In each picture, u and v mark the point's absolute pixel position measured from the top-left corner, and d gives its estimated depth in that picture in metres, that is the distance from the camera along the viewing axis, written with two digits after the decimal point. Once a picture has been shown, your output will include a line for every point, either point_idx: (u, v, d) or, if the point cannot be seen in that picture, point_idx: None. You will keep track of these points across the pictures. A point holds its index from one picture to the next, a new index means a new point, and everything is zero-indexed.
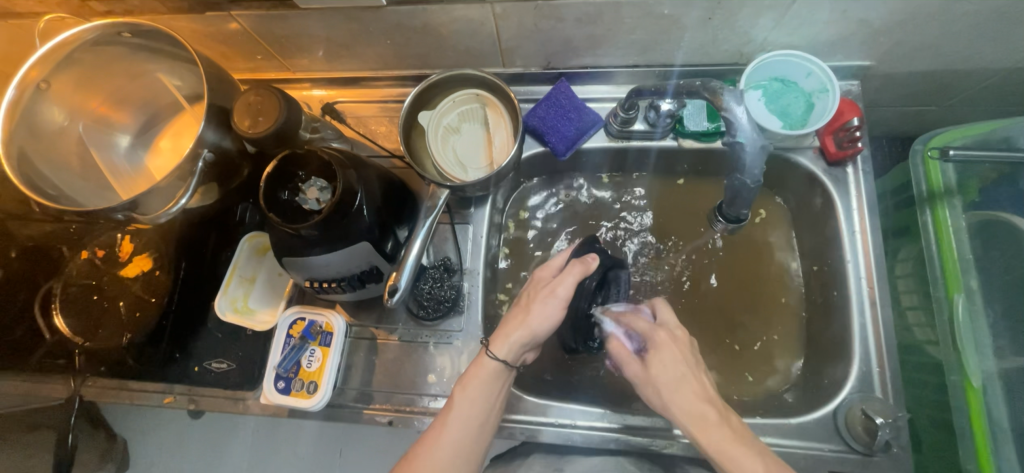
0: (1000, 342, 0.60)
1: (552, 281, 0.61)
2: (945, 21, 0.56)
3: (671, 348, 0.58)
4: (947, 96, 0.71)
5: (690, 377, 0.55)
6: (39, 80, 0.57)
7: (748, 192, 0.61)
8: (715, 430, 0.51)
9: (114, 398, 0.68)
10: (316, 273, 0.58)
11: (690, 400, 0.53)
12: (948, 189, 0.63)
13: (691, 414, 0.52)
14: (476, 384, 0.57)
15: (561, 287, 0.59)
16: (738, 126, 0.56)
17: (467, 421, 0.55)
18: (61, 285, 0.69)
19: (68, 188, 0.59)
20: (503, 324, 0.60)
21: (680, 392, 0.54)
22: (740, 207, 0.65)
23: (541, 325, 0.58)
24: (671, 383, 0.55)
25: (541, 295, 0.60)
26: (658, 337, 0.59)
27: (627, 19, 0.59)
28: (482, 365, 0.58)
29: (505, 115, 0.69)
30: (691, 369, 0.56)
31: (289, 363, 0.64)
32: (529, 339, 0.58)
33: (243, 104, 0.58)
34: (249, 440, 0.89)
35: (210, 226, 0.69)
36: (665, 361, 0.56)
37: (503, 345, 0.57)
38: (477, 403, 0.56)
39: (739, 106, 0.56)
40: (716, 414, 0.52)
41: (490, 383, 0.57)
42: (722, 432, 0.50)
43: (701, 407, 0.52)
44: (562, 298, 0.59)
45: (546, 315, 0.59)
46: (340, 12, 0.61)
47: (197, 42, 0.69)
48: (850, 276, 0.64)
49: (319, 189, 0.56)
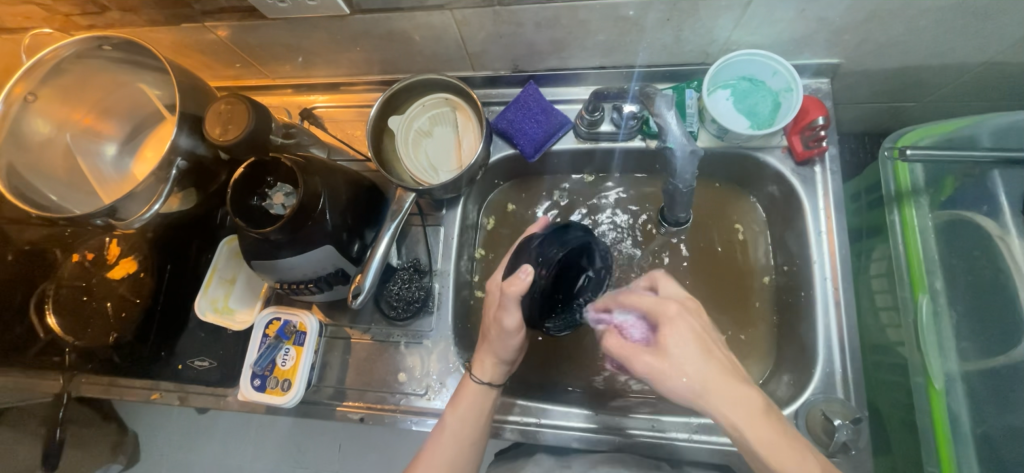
0: (963, 345, 0.60)
1: (498, 311, 0.56)
2: (908, 17, 0.55)
3: (689, 323, 0.50)
4: (923, 92, 0.70)
5: (716, 354, 0.49)
6: (26, 94, 0.60)
7: (683, 195, 0.63)
8: (766, 424, 0.45)
9: (105, 394, 0.72)
10: (284, 276, 0.60)
11: (720, 380, 0.47)
12: (915, 189, 0.63)
13: (732, 397, 0.46)
14: (466, 404, 0.58)
15: (506, 319, 0.55)
16: (668, 132, 0.58)
17: (457, 441, 0.57)
18: (53, 286, 0.73)
19: (61, 198, 0.62)
20: (481, 346, 0.60)
21: (711, 373, 0.47)
22: (678, 210, 0.66)
23: (505, 352, 0.57)
24: (697, 363, 0.48)
25: (495, 333, 0.57)
26: (675, 309, 0.50)
27: (587, 23, 0.59)
28: (468, 390, 0.59)
29: (473, 119, 0.70)
30: (709, 344, 0.49)
31: (265, 362, 0.66)
32: (501, 361, 0.58)
33: (214, 112, 0.60)
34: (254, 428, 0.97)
35: (191, 230, 0.72)
36: (683, 339, 0.49)
37: (483, 368, 0.59)
38: (469, 423, 0.57)
39: (669, 111, 0.57)
40: (762, 402, 0.47)
41: (479, 402, 0.58)
42: (770, 422, 0.46)
43: (742, 389, 0.47)
44: (513, 330, 0.56)
45: (508, 345, 0.57)
46: (307, 22, 0.62)
47: (179, 52, 0.72)
48: (816, 276, 0.64)
49: (285, 195, 0.57)
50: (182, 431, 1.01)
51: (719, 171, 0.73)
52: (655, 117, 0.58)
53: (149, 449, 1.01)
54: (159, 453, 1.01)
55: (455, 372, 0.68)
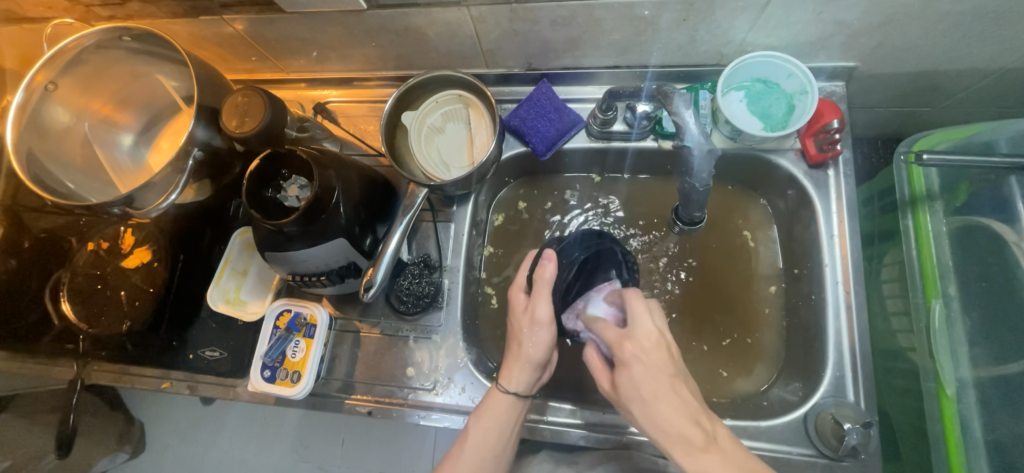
0: (975, 351, 0.60)
1: (531, 302, 0.59)
2: (928, 20, 0.54)
3: (644, 363, 0.50)
4: (939, 97, 0.70)
5: (670, 393, 0.49)
6: (46, 83, 0.61)
7: (698, 194, 0.63)
8: (705, 459, 0.45)
9: (116, 382, 0.73)
10: (297, 268, 0.61)
11: (669, 418, 0.48)
12: (929, 194, 0.63)
13: (676, 435, 0.47)
14: (492, 418, 0.57)
15: (540, 310, 0.57)
16: (685, 131, 0.58)
17: (481, 451, 0.56)
18: (67, 274, 0.73)
19: (78, 186, 0.63)
20: (510, 354, 0.59)
21: (660, 413, 0.48)
22: (693, 210, 0.66)
23: (536, 350, 0.57)
24: (649, 401, 0.49)
25: (525, 325, 0.58)
26: (635, 348, 0.50)
27: (604, 22, 0.59)
28: (496, 399, 0.58)
29: (485, 116, 0.70)
30: (665, 383, 0.49)
31: (275, 353, 0.67)
32: (531, 365, 0.57)
33: (231, 105, 0.61)
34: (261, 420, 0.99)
35: (204, 222, 0.72)
36: (635, 379, 0.50)
37: (511, 378, 0.57)
38: (493, 434, 0.57)
39: (687, 111, 0.58)
40: (701, 437, 0.46)
41: (506, 414, 0.58)
42: (710, 459, 0.45)
43: (683, 428, 0.47)
44: (545, 320, 0.57)
45: (539, 343, 0.57)
46: (324, 16, 0.62)
47: (195, 45, 0.72)
48: (827, 281, 0.64)
49: (299, 187, 0.59)
50: (187, 424, 1.02)
51: (731, 173, 0.73)
52: (673, 116, 0.58)
53: (155, 440, 1.02)
54: (165, 443, 1.02)
55: (463, 368, 0.68)
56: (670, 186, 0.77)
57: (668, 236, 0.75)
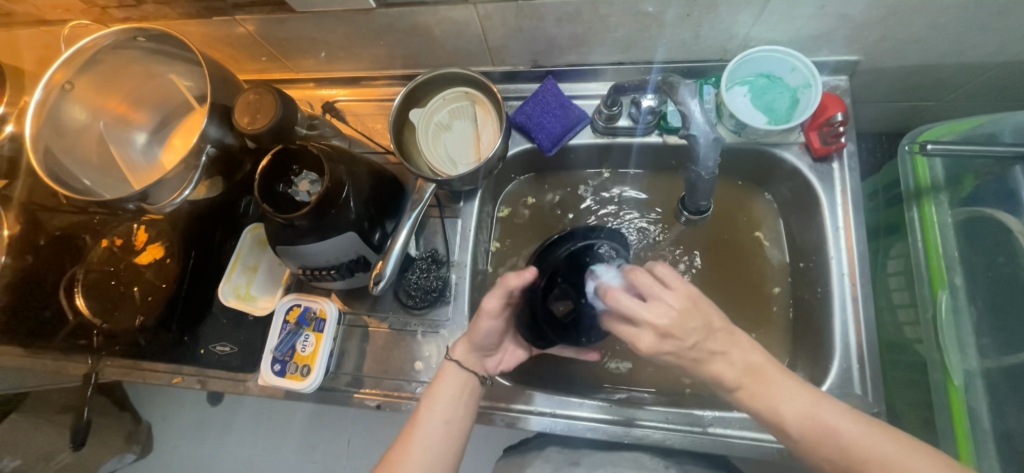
0: (983, 341, 0.60)
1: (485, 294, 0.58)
2: (930, 14, 0.55)
3: (663, 348, 0.47)
4: (943, 91, 0.71)
5: (698, 354, 0.48)
6: (64, 82, 0.62)
7: (705, 183, 0.63)
8: (750, 387, 0.48)
9: (130, 376, 0.73)
10: (308, 261, 0.61)
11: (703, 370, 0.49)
12: (934, 186, 0.63)
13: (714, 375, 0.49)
14: (444, 388, 0.57)
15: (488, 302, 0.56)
16: (691, 121, 0.59)
17: (429, 424, 0.56)
18: (82, 271, 0.75)
19: (94, 183, 0.65)
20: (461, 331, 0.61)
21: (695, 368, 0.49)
22: (700, 198, 0.67)
23: (482, 337, 0.58)
24: (684, 366, 0.49)
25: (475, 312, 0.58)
26: (649, 345, 0.47)
27: (609, 18, 0.60)
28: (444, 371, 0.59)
29: (492, 113, 0.71)
30: (689, 350, 0.47)
31: (285, 347, 0.68)
32: (478, 345, 0.59)
33: (243, 103, 0.62)
34: (271, 420, 1.00)
35: (215, 220, 0.73)
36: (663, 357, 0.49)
37: (458, 350, 0.59)
38: (440, 405, 0.57)
39: (693, 100, 0.59)
40: (734, 374, 0.48)
41: (454, 385, 0.58)
42: (751, 382, 0.48)
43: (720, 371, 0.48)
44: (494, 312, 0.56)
45: (483, 331, 0.57)
46: (334, 15, 0.64)
47: (207, 45, 0.74)
48: (833, 273, 0.64)
49: (310, 182, 0.60)
50: (194, 424, 1.03)
51: (738, 168, 0.74)
52: (678, 105, 0.60)
53: (161, 439, 1.03)
54: (172, 443, 1.03)
55: None
56: (674, 181, 0.77)
57: (676, 228, 0.75)
